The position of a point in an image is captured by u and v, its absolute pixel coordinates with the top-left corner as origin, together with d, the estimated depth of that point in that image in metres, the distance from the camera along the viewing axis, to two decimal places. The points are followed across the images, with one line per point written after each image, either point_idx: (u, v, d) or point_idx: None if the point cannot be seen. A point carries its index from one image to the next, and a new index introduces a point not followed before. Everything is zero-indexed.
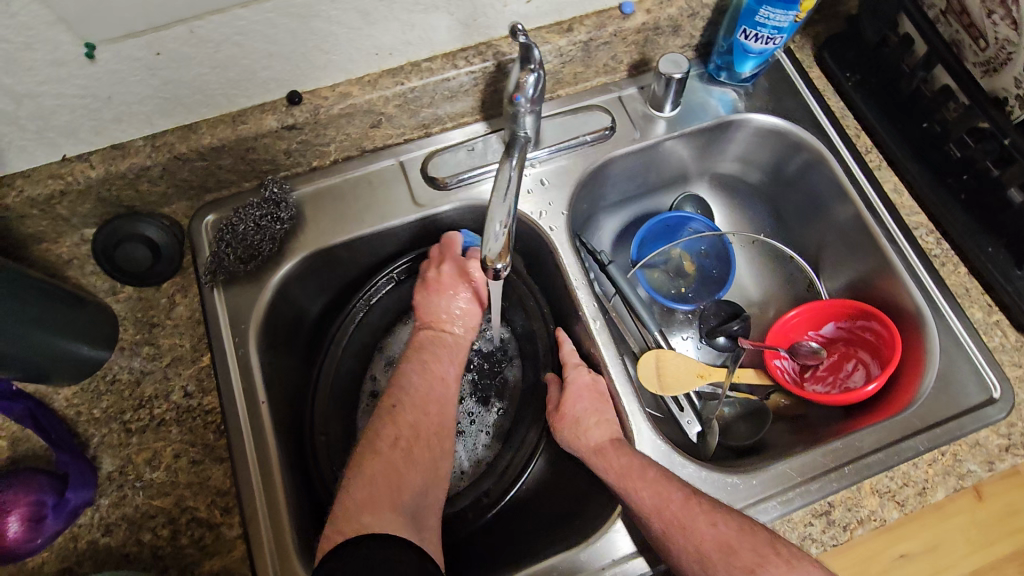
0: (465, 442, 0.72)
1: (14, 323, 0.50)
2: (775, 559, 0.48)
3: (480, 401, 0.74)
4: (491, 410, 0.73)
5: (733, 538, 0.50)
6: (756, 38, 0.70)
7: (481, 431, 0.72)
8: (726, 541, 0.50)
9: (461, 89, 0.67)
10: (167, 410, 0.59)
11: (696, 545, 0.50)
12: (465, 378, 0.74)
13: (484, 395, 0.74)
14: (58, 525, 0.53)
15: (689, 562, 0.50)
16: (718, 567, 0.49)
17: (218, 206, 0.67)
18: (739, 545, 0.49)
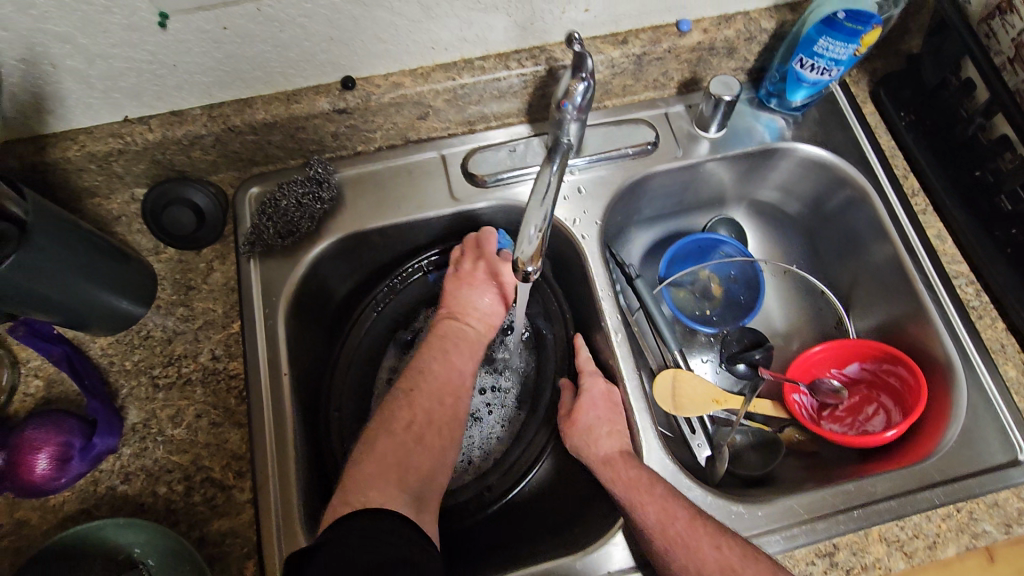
0: (480, 432, 0.72)
1: (64, 273, 0.52)
2: None
3: (497, 394, 0.74)
4: (508, 403, 0.74)
5: (737, 560, 0.50)
6: (811, 68, 0.70)
7: (496, 423, 0.73)
8: (730, 563, 0.50)
9: (510, 90, 0.69)
10: (195, 370, 0.61)
11: (698, 564, 0.50)
12: (490, 364, 0.75)
13: (509, 385, 0.75)
14: (82, 468, 0.55)
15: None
16: None
17: (264, 180, 0.68)
18: (742, 567, 0.49)
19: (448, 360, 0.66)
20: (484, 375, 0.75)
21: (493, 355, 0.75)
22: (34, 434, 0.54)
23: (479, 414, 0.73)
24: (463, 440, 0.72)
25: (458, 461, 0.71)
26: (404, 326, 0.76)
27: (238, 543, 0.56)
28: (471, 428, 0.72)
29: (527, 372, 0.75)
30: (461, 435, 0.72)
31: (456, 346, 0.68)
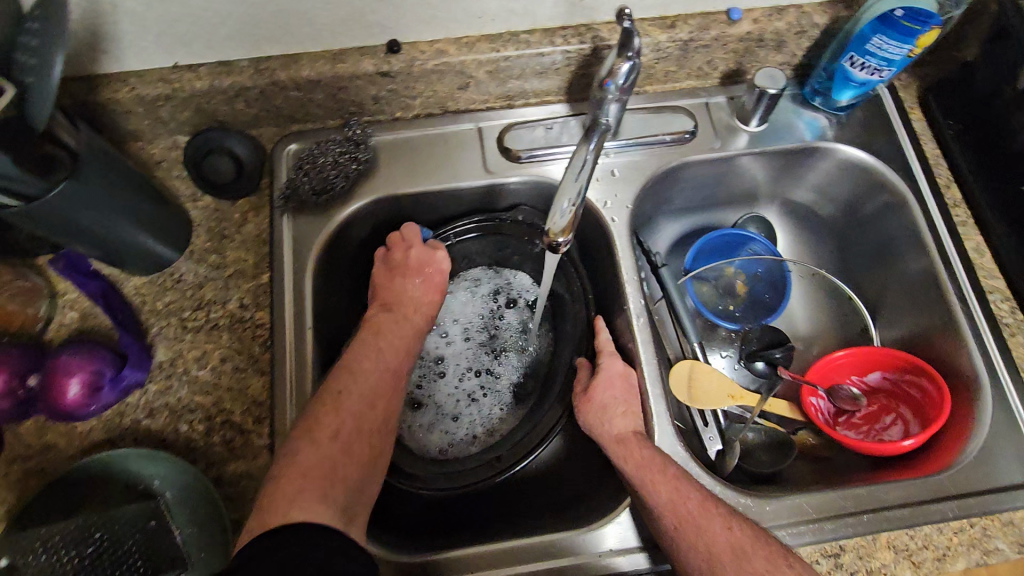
0: (481, 412, 0.73)
1: (107, 209, 0.54)
2: (788, 569, 0.48)
3: (502, 376, 0.74)
4: (512, 386, 0.74)
5: (748, 543, 0.50)
6: (861, 66, 0.68)
7: (499, 405, 0.73)
8: (741, 546, 0.50)
9: (553, 67, 0.68)
10: (222, 315, 0.63)
11: (708, 545, 0.50)
12: (490, 348, 0.75)
13: (507, 369, 0.75)
14: (111, 398, 0.57)
15: (696, 560, 0.50)
16: (727, 568, 0.49)
17: (303, 137, 0.69)
18: (753, 551, 0.49)
19: (380, 355, 0.62)
20: (490, 357, 0.75)
21: (494, 337, 0.76)
22: (67, 359, 0.55)
23: (476, 396, 0.73)
24: (465, 418, 0.72)
25: (461, 436, 0.72)
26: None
27: (253, 485, 0.57)
28: (473, 407, 0.73)
29: (534, 359, 0.75)
30: (463, 412, 0.73)
31: (392, 339, 0.64)
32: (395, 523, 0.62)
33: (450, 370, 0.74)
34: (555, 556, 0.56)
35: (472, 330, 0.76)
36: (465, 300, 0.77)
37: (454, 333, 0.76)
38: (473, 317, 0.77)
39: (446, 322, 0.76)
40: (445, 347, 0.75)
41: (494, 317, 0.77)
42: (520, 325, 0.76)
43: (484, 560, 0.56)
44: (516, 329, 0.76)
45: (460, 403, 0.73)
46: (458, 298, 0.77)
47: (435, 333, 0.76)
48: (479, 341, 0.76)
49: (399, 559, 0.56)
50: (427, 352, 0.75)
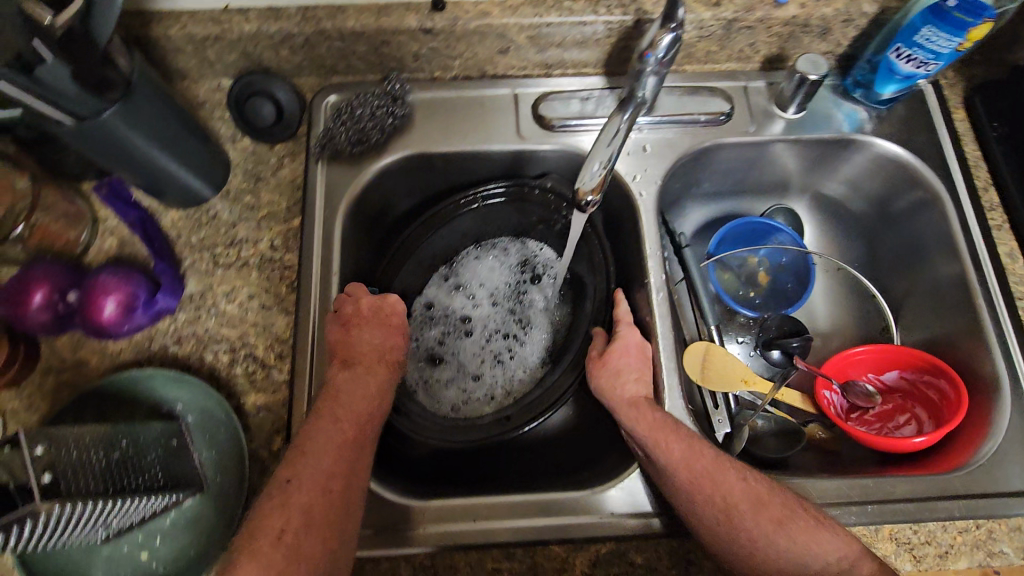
0: (503, 372, 0.74)
1: (150, 139, 0.55)
2: (803, 513, 0.51)
3: (526, 341, 0.75)
4: (535, 352, 0.75)
5: (763, 491, 0.52)
6: (907, 59, 0.67)
7: (521, 369, 0.74)
8: (757, 494, 0.52)
9: (593, 37, 0.68)
10: (253, 255, 0.65)
11: (725, 496, 0.52)
12: (516, 314, 0.77)
13: (533, 334, 0.76)
14: (144, 320, 0.59)
15: (713, 514, 0.52)
16: (746, 517, 0.51)
17: (342, 89, 0.71)
18: (769, 498, 0.52)
19: (341, 421, 0.54)
20: (515, 322, 0.76)
21: (521, 304, 0.77)
22: (106, 279, 0.57)
23: (501, 358, 0.75)
24: (486, 378, 0.74)
25: (478, 398, 0.73)
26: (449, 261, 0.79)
27: (271, 417, 0.59)
28: (496, 370, 0.74)
29: (558, 326, 0.76)
30: (485, 373, 0.74)
31: (356, 399, 0.57)
32: (399, 469, 0.64)
33: (475, 332, 0.76)
34: (557, 514, 0.57)
35: (500, 295, 0.78)
36: (495, 266, 0.79)
37: (481, 296, 0.78)
38: (500, 283, 0.78)
39: (475, 286, 0.78)
40: (471, 309, 0.77)
41: (522, 284, 0.78)
42: (547, 293, 0.77)
43: (484, 510, 0.57)
44: (542, 297, 0.77)
45: (483, 363, 0.74)
46: (488, 264, 0.79)
47: (463, 296, 0.78)
48: (506, 306, 0.77)
49: (394, 498, 0.58)
50: (453, 312, 0.77)
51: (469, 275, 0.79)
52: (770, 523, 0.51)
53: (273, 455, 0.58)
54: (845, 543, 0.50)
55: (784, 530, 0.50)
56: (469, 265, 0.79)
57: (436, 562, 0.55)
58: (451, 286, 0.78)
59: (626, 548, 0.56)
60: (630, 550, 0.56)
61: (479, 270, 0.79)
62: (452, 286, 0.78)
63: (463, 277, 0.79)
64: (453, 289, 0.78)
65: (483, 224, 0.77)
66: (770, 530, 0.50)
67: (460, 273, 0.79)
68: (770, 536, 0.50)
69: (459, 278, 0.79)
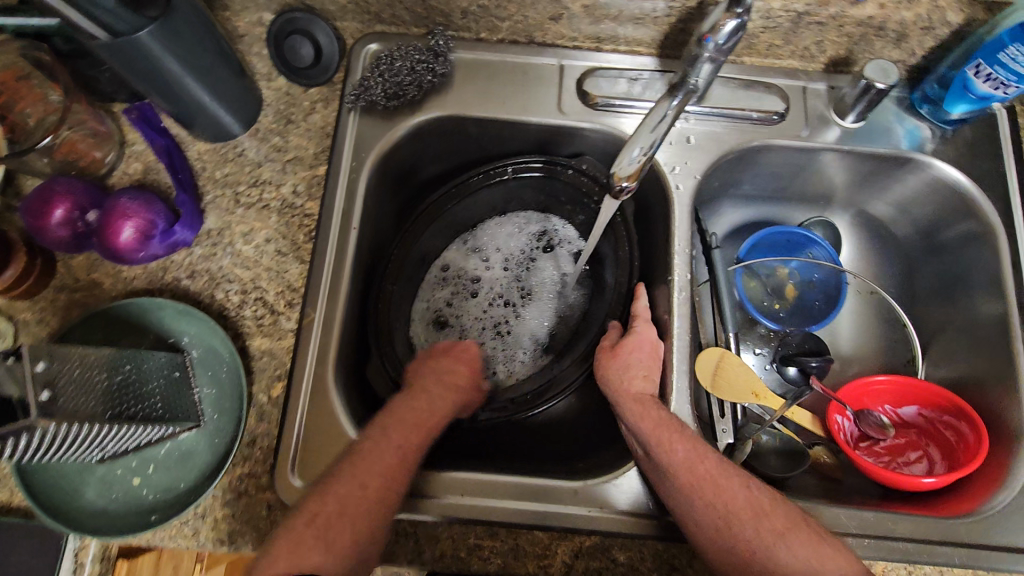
0: (504, 345, 0.73)
1: (180, 64, 0.53)
2: (806, 528, 0.50)
3: (531, 316, 0.74)
4: (539, 330, 0.73)
5: (767, 502, 0.51)
6: (986, 78, 0.62)
7: (519, 344, 0.73)
8: (759, 503, 0.51)
9: (652, 14, 0.64)
10: (275, 198, 0.63)
11: (727, 503, 0.50)
12: (526, 290, 0.75)
13: (542, 314, 0.74)
14: (159, 250, 0.59)
15: (712, 520, 0.50)
16: (746, 526, 0.50)
17: (385, 39, 0.68)
18: (772, 509, 0.50)
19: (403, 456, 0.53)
20: (522, 293, 0.75)
21: (531, 277, 0.75)
22: (126, 203, 0.56)
23: (503, 330, 0.74)
24: (487, 349, 0.73)
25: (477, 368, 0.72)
26: (472, 226, 0.77)
27: (273, 363, 0.59)
28: (498, 341, 0.73)
29: (567, 311, 0.74)
30: (486, 341, 0.73)
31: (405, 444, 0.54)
32: None
33: (483, 297, 0.75)
34: (547, 500, 0.56)
35: (515, 263, 0.76)
36: (513, 232, 0.77)
37: (495, 261, 0.76)
38: (516, 250, 0.77)
39: (491, 249, 0.77)
40: (483, 271, 0.76)
41: (538, 257, 0.76)
42: (561, 271, 0.75)
43: (473, 486, 0.57)
44: (556, 273, 0.76)
45: (485, 330, 0.74)
46: (507, 228, 0.77)
47: (477, 258, 0.76)
48: (518, 275, 0.76)
49: None
50: (465, 273, 0.76)
51: (487, 237, 0.77)
52: (772, 535, 0.49)
53: (272, 402, 0.58)
54: (846, 562, 0.48)
55: (785, 542, 0.49)
56: (489, 226, 0.77)
57: (417, 533, 0.55)
58: (467, 245, 0.77)
59: (610, 544, 0.55)
60: (614, 547, 0.55)
61: (498, 233, 0.77)
62: (468, 247, 0.77)
63: (480, 240, 0.77)
64: (468, 248, 0.77)
65: (511, 196, 0.74)
66: (771, 541, 0.49)
67: (477, 237, 0.77)
68: (769, 547, 0.49)
69: (476, 238, 0.77)
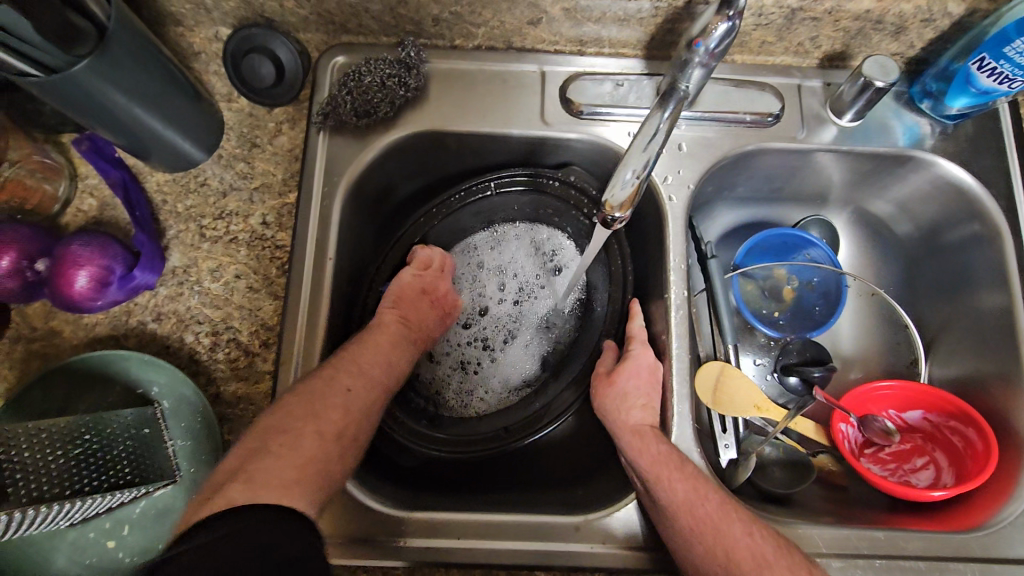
0: (466, 380, 0.69)
1: (123, 96, 0.49)
2: None
3: (506, 363, 0.69)
4: (506, 385, 0.69)
5: (770, 551, 0.48)
6: (989, 72, 0.59)
7: (479, 386, 0.69)
8: (761, 552, 0.48)
9: (637, 15, 0.60)
10: (243, 230, 0.59)
11: (728, 550, 0.48)
12: (525, 340, 0.70)
13: (526, 371, 0.69)
14: (119, 295, 0.55)
15: (712, 567, 0.48)
16: None
17: (352, 51, 0.63)
18: (775, 559, 0.47)
19: None
20: (513, 335, 0.70)
21: (531, 326, 0.70)
22: (78, 250, 0.52)
23: (469, 367, 0.69)
24: (441, 371, 0.69)
25: (429, 377, 0.69)
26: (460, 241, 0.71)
27: (251, 409, 0.55)
28: (457, 371, 0.69)
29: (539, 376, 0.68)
30: (447, 365, 0.69)
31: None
32: (390, 474, 0.61)
33: (465, 311, 0.70)
34: (546, 539, 0.54)
35: (523, 298, 0.71)
36: (539, 262, 0.71)
37: (510, 293, 0.71)
38: (535, 289, 0.71)
39: (506, 270, 0.72)
40: (496, 300, 0.71)
41: (549, 296, 0.71)
42: (555, 330, 0.70)
43: (469, 528, 0.54)
44: (551, 334, 0.70)
45: (448, 361, 0.69)
46: (535, 252, 0.72)
47: (484, 270, 0.72)
48: (515, 313, 0.70)
49: (381, 508, 0.55)
50: (473, 290, 0.71)
51: (508, 254, 0.72)
52: None
53: None
54: None
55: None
56: (518, 244, 0.72)
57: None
58: (477, 253, 0.72)
59: None
60: None
61: (522, 256, 0.72)
62: (487, 269, 0.72)
63: (504, 261, 0.72)
64: (478, 257, 0.72)
65: (496, 211, 0.69)
66: None
67: (490, 259, 0.72)
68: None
69: (495, 250, 0.72)
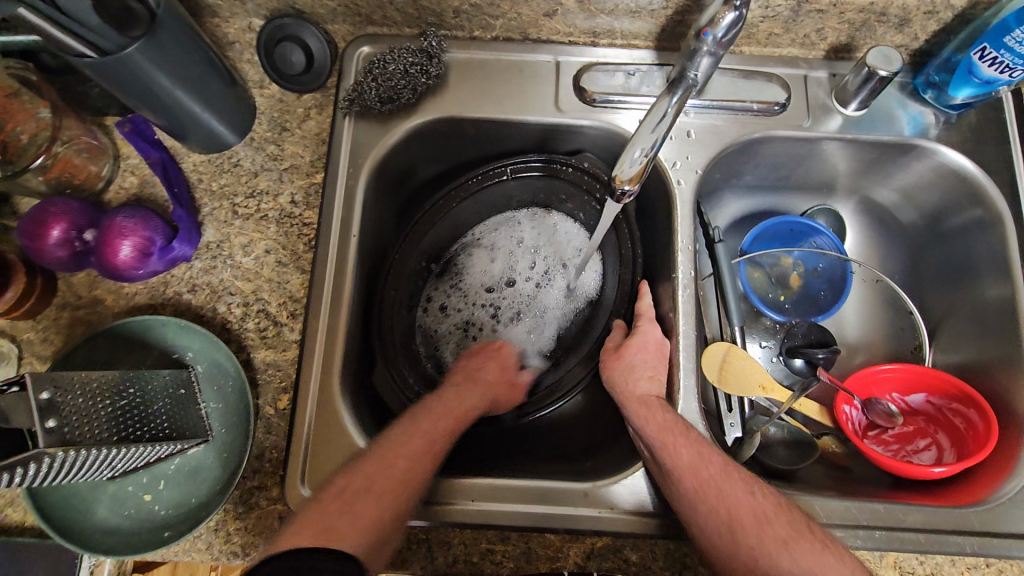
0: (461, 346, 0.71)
1: (166, 78, 0.53)
2: (808, 536, 0.50)
3: (504, 342, 0.71)
4: None
5: (770, 509, 0.51)
6: (991, 61, 0.61)
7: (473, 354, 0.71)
8: (762, 510, 0.51)
9: (648, 7, 0.63)
10: (273, 208, 0.63)
11: (730, 509, 0.51)
12: (538, 329, 0.71)
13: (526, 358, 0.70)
14: (158, 266, 0.58)
15: (716, 527, 0.50)
16: (748, 532, 0.50)
17: (377, 41, 0.67)
18: (775, 516, 0.51)
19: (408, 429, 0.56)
20: (521, 318, 0.72)
21: (541, 317, 0.72)
22: (123, 221, 0.56)
23: (466, 336, 0.72)
24: (440, 333, 0.71)
25: (436, 335, 0.71)
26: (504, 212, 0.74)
27: (278, 375, 0.59)
28: (454, 337, 0.72)
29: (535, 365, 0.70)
30: (450, 332, 0.72)
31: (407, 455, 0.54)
32: None
33: (491, 279, 0.73)
34: (556, 503, 0.56)
35: (545, 284, 0.73)
36: (567, 251, 0.73)
37: (537, 274, 0.73)
38: (558, 279, 0.72)
39: (539, 252, 0.73)
40: (522, 277, 0.73)
41: (565, 286, 0.72)
42: (553, 323, 0.71)
43: (484, 491, 0.57)
44: (551, 328, 0.71)
45: (448, 327, 0.72)
46: (563, 240, 0.73)
47: (519, 247, 0.74)
48: (532, 295, 0.72)
49: None
50: (504, 263, 0.74)
51: (546, 236, 0.74)
52: (774, 542, 0.49)
53: (278, 414, 0.58)
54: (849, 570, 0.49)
55: (788, 552, 0.49)
56: (560, 231, 0.74)
57: (430, 538, 0.56)
58: (518, 229, 0.74)
59: (622, 545, 0.55)
60: (625, 547, 0.55)
61: (555, 242, 0.74)
62: (520, 246, 0.74)
63: (540, 241, 0.74)
64: (519, 233, 0.74)
65: (511, 196, 0.72)
66: (774, 549, 0.49)
67: (522, 236, 0.74)
68: (772, 556, 0.49)
69: (533, 230, 0.74)
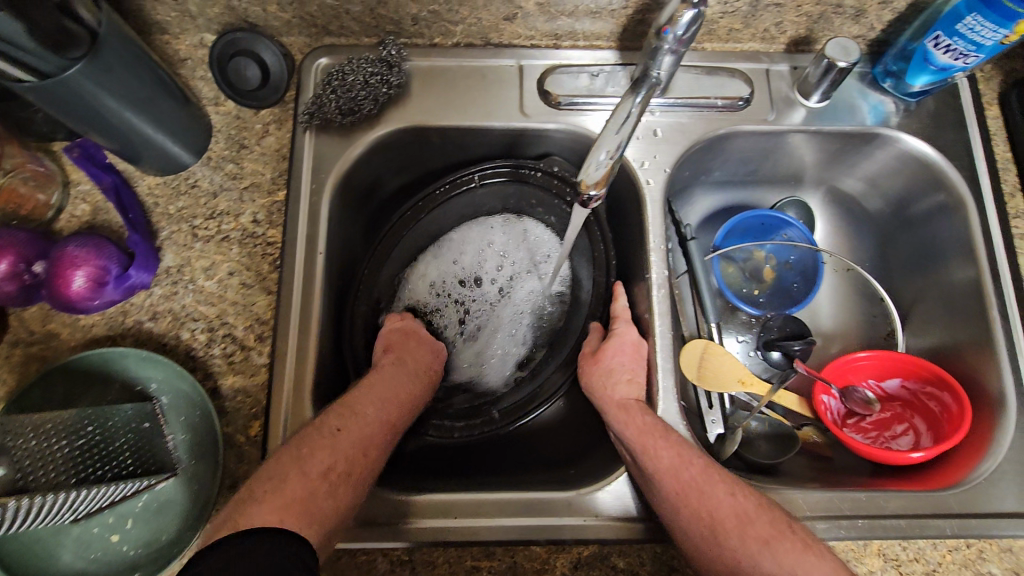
0: None
1: (112, 100, 0.50)
2: (789, 536, 0.49)
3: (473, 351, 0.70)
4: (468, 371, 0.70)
5: (751, 508, 0.50)
6: (945, 49, 0.62)
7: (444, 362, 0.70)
8: (744, 511, 0.50)
9: (608, 8, 0.62)
10: (235, 228, 0.61)
11: (712, 511, 0.50)
12: (503, 337, 0.70)
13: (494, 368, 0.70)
14: (115, 295, 0.56)
15: (699, 529, 0.50)
16: (731, 535, 0.49)
17: (335, 52, 0.65)
18: (757, 516, 0.50)
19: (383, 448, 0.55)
20: (487, 326, 0.71)
21: (508, 325, 0.71)
22: (74, 251, 0.54)
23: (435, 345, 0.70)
24: None
25: None
26: (472, 218, 0.73)
27: (248, 401, 0.57)
28: None
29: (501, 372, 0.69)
30: None
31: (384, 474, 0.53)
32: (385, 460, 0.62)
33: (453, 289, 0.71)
34: (540, 514, 0.55)
35: (507, 290, 0.71)
36: (532, 256, 0.72)
37: (500, 282, 0.72)
38: (522, 285, 0.71)
39: (504, 259, 0.72)
40: (486, 286, 0.71)
41: (531, 293, 0.71)
42: (513, 330, 0.70)
43: (467, 507, 0.56)
44: (511, 335, 0.70)
45: None
46: (530, 245, 0.72)
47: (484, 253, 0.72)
48: (492, 302, 0.71)
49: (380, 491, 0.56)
50: (466, 270, 0.72)
51: (512, 242, 0.72)
52: (755, 544, 0.48)
53: (250, 442, 0.56)
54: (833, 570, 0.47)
55: (770, 552, 0.48)
56: (529, 235, 0.72)
57: (413, 559, 0.54)
58: (485, 235, 0.73)
59: (610, 552, 0.55)
60: (613, 554, 0.55)
61: (522, 248, 0.72)
62: (485, 253, 0.72)
63: (505, 246, 0.72)
64: (486, 240, 0.72)
65: (480, 204, 0.71)
66: (756, 550, 0.48)
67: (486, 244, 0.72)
68: (754, 557, 0.48)
69: (501, 236, 0.72)
